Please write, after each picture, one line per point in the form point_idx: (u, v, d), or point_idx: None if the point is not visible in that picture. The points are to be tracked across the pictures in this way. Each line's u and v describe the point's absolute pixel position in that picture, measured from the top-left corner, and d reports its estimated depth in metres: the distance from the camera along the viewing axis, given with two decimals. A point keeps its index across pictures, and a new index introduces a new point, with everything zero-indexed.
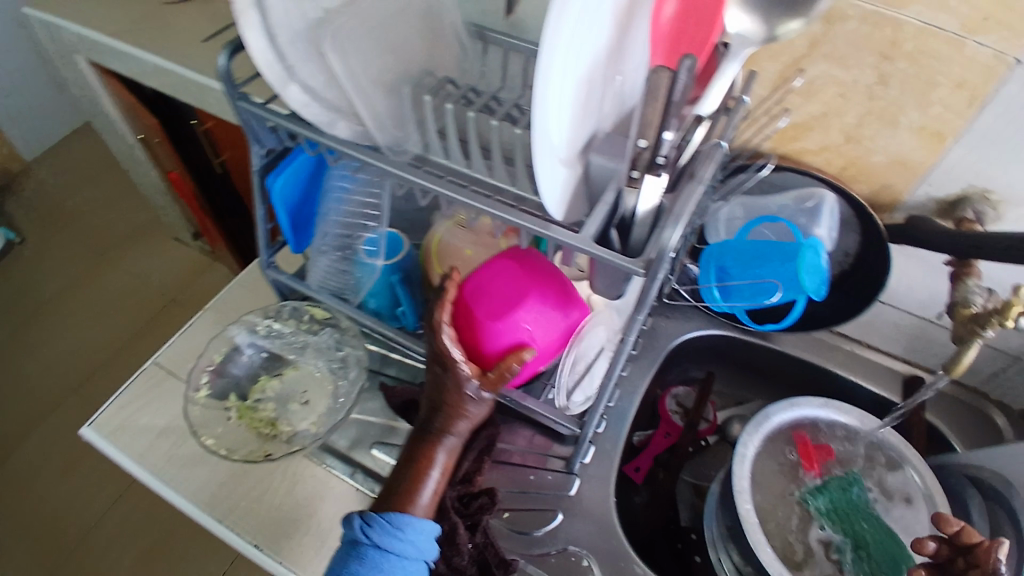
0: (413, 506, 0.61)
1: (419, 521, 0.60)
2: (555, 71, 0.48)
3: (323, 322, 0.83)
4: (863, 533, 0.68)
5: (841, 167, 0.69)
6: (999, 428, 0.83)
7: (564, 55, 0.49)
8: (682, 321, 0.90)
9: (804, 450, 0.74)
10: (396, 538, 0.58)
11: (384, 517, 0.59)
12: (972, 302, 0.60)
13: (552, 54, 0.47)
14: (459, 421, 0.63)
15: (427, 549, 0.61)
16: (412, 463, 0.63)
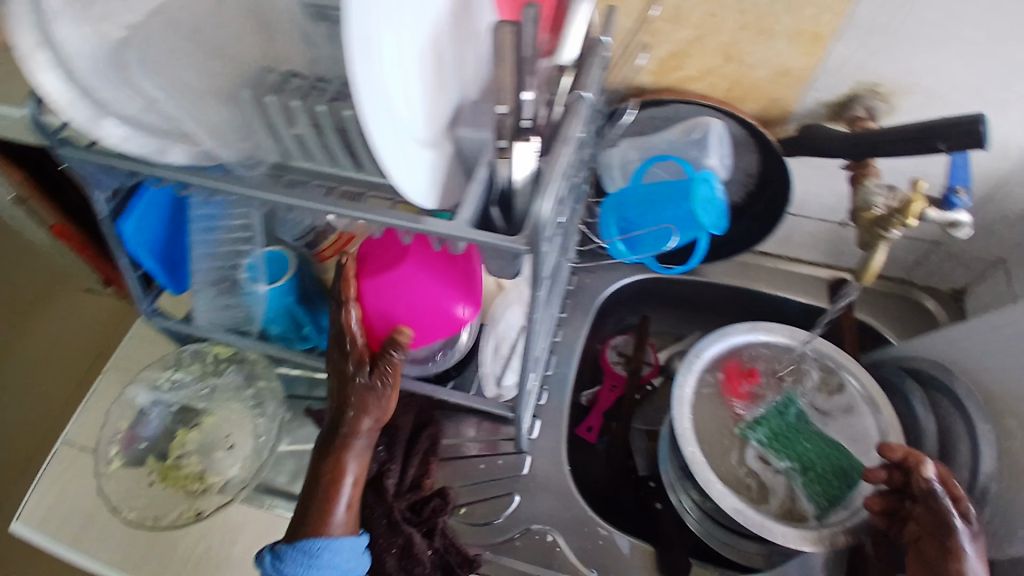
0: (329, 526, 0.59)
1: (334, 541, 0.58)
2: (380, 51, 0.44)
3: (229, 360, 0.81)
4: (808, 454, 0.70)
5: (727, 89, 0.66)
6: (931, 312, 0.86)
7: (388, 30, 0.44)
8: (606, 274, 0.88)
9: (729, 378, 0.75)
10: (311, 567, 0.56)
11: (295, 549, 0.56)
12: (873, 204, 0.57)
13: (373, 33, 0.43)
14: (366, 418, 0.60)
15: (351, 563, 0.59)
16: (322, 478, 0.60)
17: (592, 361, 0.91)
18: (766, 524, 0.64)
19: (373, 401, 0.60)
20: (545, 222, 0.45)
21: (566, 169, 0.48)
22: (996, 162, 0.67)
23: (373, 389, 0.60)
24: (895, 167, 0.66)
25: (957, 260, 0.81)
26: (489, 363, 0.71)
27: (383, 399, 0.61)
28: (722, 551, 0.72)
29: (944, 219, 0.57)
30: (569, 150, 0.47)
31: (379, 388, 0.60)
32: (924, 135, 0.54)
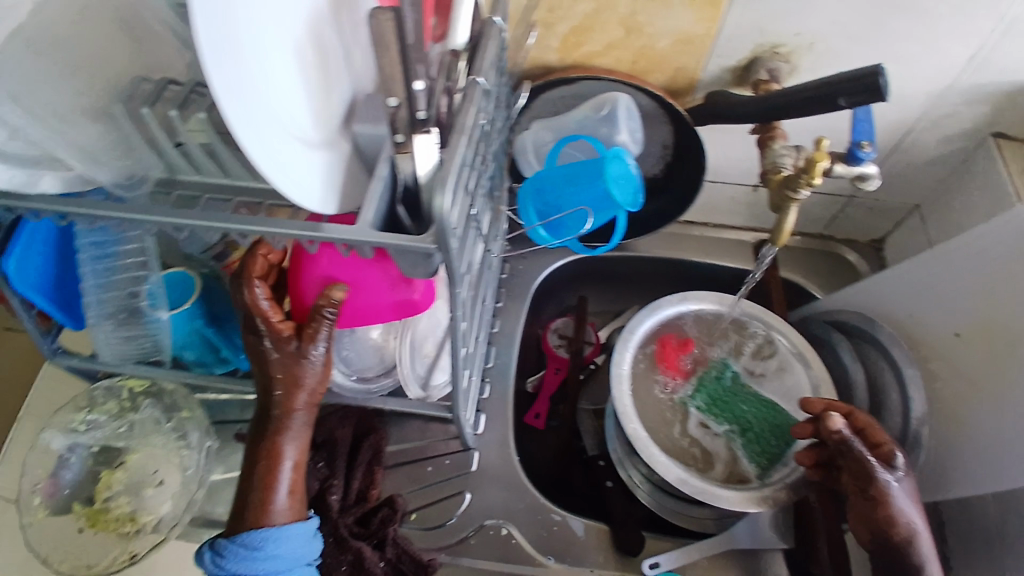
0: (271, 515, 0.55)
1: (278, 530, 0.54)
2: (243, 50, 0.41)
3: (145, 394, 0.75)
4: (746, 415, 0.71)
5: (632, 62, 0.65)
6: (852, 264, 0.88)
7: (248, 26, 0.41)
8: (539, 259, 0.87)
9: (663, 350, 0.75)
10: (255, 560, 0.53)
11: (238, 544, 0.53)
12: (781, 166, 0.58)
13: (230, 32, 0.40)
14: (299, 392, 0.56)
15: (304, 552, 0.55)
16: (259, 461, 0.57)
17: (534, 347, 0.90)
18: (707, 489, 0.65)
19: (310, 370, 0.55)
20: (445, 220, 0.42)
21: (465, 159, 0.45)
22: (896, 113, 0.69)
23: (310, 358, 0.55)
24: (802, 127, 0.67)
25: (870, 210, 0.84)
26: (407, 364, 0.63)
27: (316, 365, 0.55)
28: (677, 520, 0.74)
29: (851, 174, 0.58)
30: (463, 142, 0.43)
31: (320, 355, 0.55)
32: (826, 93, 0.54)
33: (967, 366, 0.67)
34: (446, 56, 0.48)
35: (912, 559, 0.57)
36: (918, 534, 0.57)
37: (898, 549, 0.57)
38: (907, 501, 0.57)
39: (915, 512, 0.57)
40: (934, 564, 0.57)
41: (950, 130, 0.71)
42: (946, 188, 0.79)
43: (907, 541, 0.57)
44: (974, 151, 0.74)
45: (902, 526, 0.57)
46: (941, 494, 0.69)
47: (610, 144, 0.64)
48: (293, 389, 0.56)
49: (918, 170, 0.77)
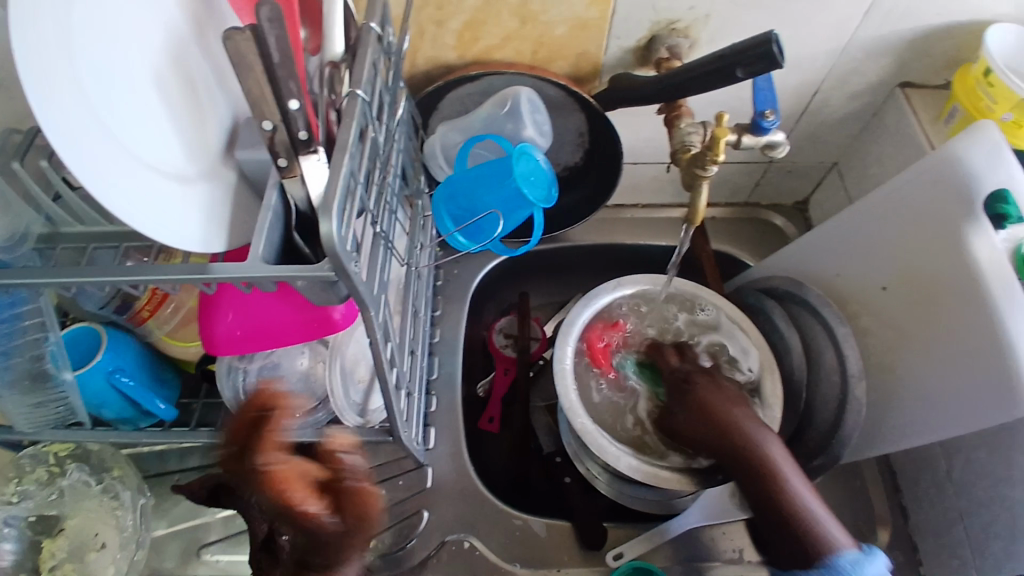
0: None
1: None
2: (89, 89, 0.38)
3: (71, 456, 0.69)
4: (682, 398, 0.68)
5: (533, 53, 0.63)
6: (780, 228, 0.90)
7: (91, 64, 0.38)
8: (472, 261, 0.85)
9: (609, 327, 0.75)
10: None
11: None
12: (690, 144, 0.58)
13: (71, 73, 0.37)
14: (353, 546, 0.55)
15: None
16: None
17: (480, 350, 0.89)
18: (658, 474, 0.65)
19: (348, 525, 0.55)
20: (340, 246, 0.39)
21: (353, 176, 0.42)
22: (800, 75, 0.70)
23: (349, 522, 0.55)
24: (707, 100, 0.66)
25: (790, 173, 0.85)
26: (341, 393, 0.60)
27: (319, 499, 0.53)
28: (637, 505, 0.73)
29: (759, 143, 0.58)
30: (348, 158, 0.40)
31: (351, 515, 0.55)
32: (722, 65, 0.53)
33: (891, 316, 0.69)
34: (324, 69, 0.45)
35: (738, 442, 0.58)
36: (768, 447, 0.57)
37: (752, 469, 0.57)
38: (739, 414, 0.59)
39: (752, 422, 0.59)
40: (796, 476, 0.56)
41: (855, 86, 0.72)
42: (858, 144, 0.80)
43: (764, 458, 0.57)
44: (882, 104, 0.75)
45: (751, 443, 0.58)
46: (883, 444, 0.71)
47: (518, 140, 0.63)
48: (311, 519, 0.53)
49: (829, 129, 0.79)
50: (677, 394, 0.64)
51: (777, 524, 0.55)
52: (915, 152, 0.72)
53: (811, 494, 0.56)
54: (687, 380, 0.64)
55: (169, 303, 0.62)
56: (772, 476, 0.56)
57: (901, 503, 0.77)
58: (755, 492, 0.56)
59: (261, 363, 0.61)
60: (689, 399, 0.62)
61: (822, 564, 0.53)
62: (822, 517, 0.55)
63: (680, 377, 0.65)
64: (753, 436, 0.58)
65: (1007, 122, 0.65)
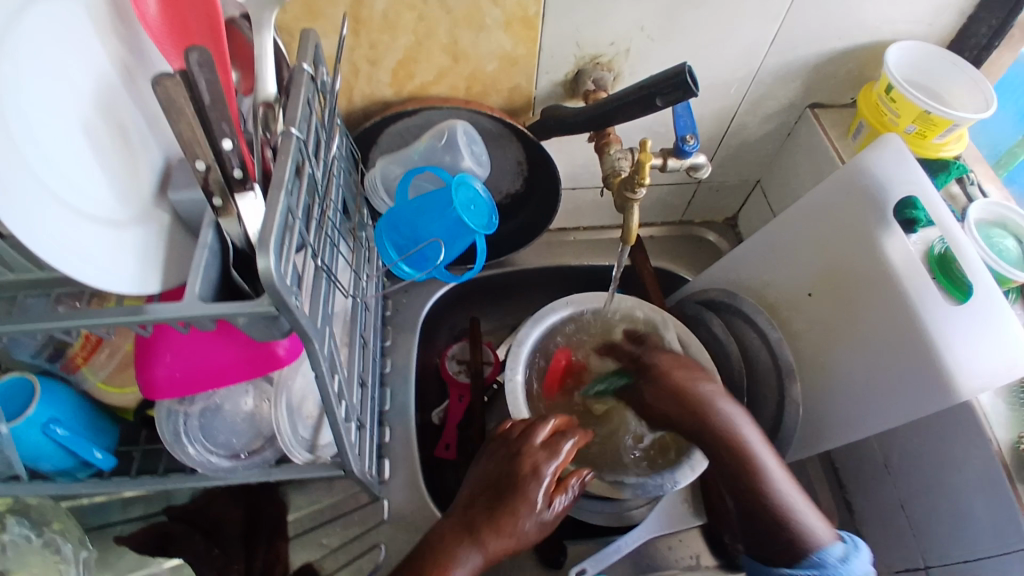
0: None
1: None
2: (16, 138, 0.38)
3: (9, 511, 0.65)
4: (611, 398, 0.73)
5: (467, 87, 0.65)
6: (714, 244, 0.95)
7: (17, 113, 0.38)
8: (420, 290, 0.85)
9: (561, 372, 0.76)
10: None
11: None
12: (620, 168, 0.61)
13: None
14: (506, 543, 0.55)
15: None
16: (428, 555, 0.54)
17: (433, 378, 0.89)
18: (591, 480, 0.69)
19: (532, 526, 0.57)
20: (279, 280, 0.39)
21: (289, 210, 0.42)
22: (719, 101, 0.75)
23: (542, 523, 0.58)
24: (633, 126, 0.70)
25: (718, 191, 0.90)
26: (287, 430, 0.59)
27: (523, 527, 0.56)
28: (600, 522, 0.73)
29: (684, 165, 0.62)
30: (283, 195, 0.40)
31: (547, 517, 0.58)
32: (644, 95, 0.56)
33: (821, 321, 0.73)
34: (258, 109, 0.46)
35: (722, 438, 0.60)
36: (748, 438, 0.60)
37: (736, 461, 0.59)
38: (718, 401, 0.61)
39: (735, 411, 0.61)
40: (771, 459, 0.60)
41: (769, 109, 0.78)
42: (777, 162, 0.86)
43: (742, 444, 0.59)
44: (796, 124, 0.81)
45: (733, 433, 0.60)
46: (825, 443, 0.74)
47: (456, 171, 0.65)
48: (459, 531, 0.56)
49: (750, 149, 0.84)
50: (648, 381, 0.64)
51: (755, 508, 0.59)
52: (829, 167, 0.77)
53: (784, 477, 0.59)
54: (658, 367, 0.64)
55: (104, 348, 0.61)
56: (751, 468, 0.59)
57: (846, 499, 0.81)
58: (737, 482, 0.59)
59: (202, 406, 0.59)
60: (659, 385, 0.63)
61: (802, 558, 0.57)
62: (799, 509, 0.58)
63: (649, 364, 0.65)
64: (734, 427, 0.60)
65: (911, 133, 0.72)
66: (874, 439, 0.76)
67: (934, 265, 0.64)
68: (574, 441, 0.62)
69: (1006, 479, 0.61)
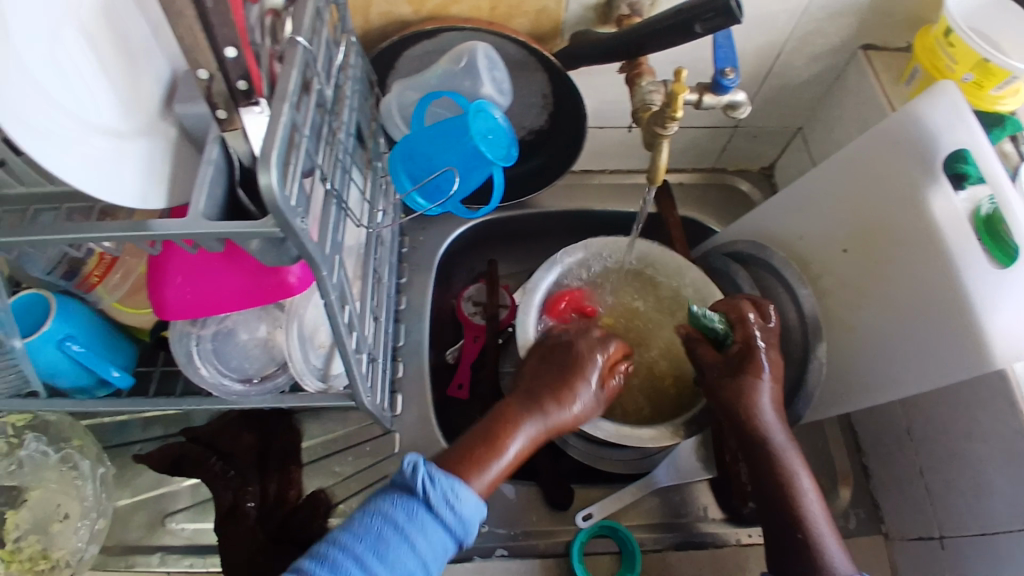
0: (479, 476, 0.52)
1: (469, 496, 0.50)
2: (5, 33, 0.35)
3: (28, 427, 0.68)
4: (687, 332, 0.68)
5: (491, 9, 0.61)
6: (745, 194, 0.91)
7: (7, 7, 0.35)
8: (437, 228, 0.84)
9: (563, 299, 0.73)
10: (446, 510, 0.48)
11: (404, 501, 0.48)
12: (650, 102, 0.57)
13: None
14: (563, 416, 0.57)
15: (468, 513, 0.49)
16: (495, 421, 0.56)
17: (449, 319, 0.88)
18: (623, 432, 0.65)
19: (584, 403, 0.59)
20: (283, 201, 0.38)
21: (295, 126, 0.40)
22: (763, 36, 0.69)
23: (590, 406, 0.59)
24: (665, 57, 0.65)
25: (755, 137, 0.85)
26: (298, 358, 0.59)
27: (566, 404, 0.57)
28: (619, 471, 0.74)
29: (721, 103, 0.58)
30: (287, 108, 0.38)
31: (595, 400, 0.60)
32: (680, 21, 0.52)
33: (852, 278, 0.70)
34: (266, 17, 0.44)
35: (766, 463, 0.61)
36: (792, 468, 0.60)
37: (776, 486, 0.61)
38: (775, 430, 0.61)
39: (785, 442, 0.61)
40: (812, 494, 0.60)
41: (818, 47, 0.72)
42: (822, 107, 0.80)
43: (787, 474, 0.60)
44: (846, 65, 0.75)
45: (778, 461, 0.61)
46: (847, 403, 0.72)
47: (475, 98, 0.62)
48: (527, 398, 0.58)
49: (792, 92, 0.78)
50: (734, 375, 0.62)
51: (786, 529, 0.60)
52: (878, 113, 0.72)
53: (816, 503, 0.60)
54: (745, 365, 0.62)
55: (118, 269, 0.62)
56: (788, 495, 0.60)
57: (863, 464, 0.79)
58: (773, 501, 0.61)
59: (214, 329, 0.59)
60: (740, 382, 0.61)
61: None
62: (826, 539, 0.59)
63: (745, 356, 0.62)
64: (781, 456, 0.61)
65: (967, 82, 0.66)
66: (898, 405, 0.73)
67: (980, 225, 0.60)
68: (615, 345, 0.63)
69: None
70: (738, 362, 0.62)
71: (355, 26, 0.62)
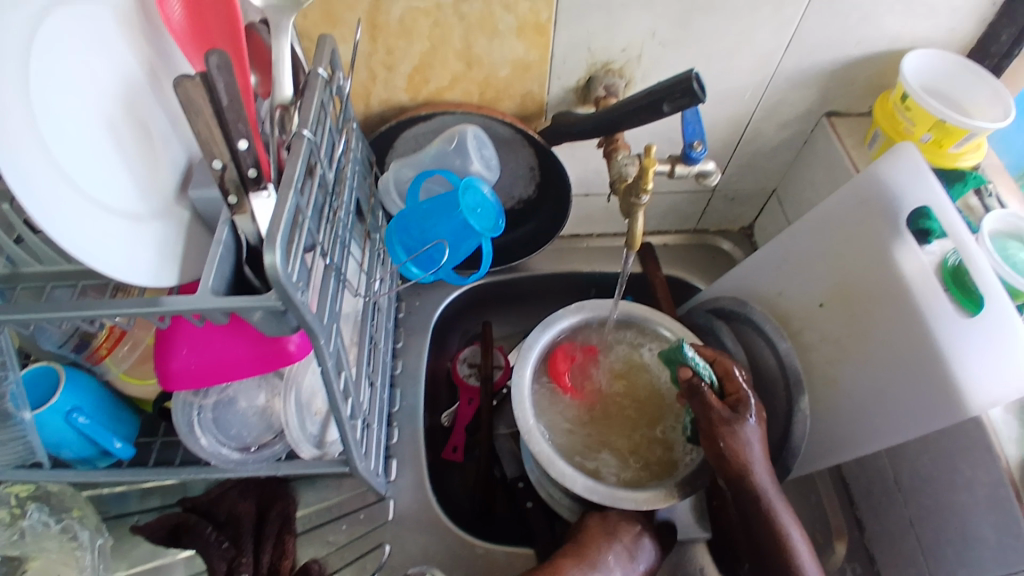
0: None
1: None
2: (39, 122, 0.40)
3: (31, 498, 0.68)
4: (671, 356, 0.68)
5: (480, 93, 0.67)
6: (727, 253, 0.95)
7: (47, 100, 0.41)
8: (433, 292, 0.87)
9: (556, 370, 0.75)
10: None
11: None
12: (626, 174, 0.62)
13: (21, 109, 0.38)
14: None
15: None
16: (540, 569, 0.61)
17: (444, 381, 0.90)
18: (618, 495, 0.66)
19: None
20: (286, 278, 0.41)
21: (298, 208, 0.44)
22: (731, 108, 0.75)
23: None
24: (642, 133, 0.71)
25: (732, 200, 0.90)
26: (296, 424, 0.61)
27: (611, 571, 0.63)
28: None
29: (692, 172, 0.62)
30: (292, 194, 0.42)
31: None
32: (651, 101, 0.57)
33: (830, 332, 0.72)
34: (274, 111, 0.49)
35: (765, 528, 0.62)
36: (789, 533, 0.62)
37: (770, 540, 0.62)
38: (766, 482, 0.63)
39: (775, 494, 0.63)
40: (811, 563, 0.62)
41: (784, 117, 0.78)
42: (793, 170, 0.85)
43: (786, 544, 0.62)
44: (811, 133, 0.81)
45: (774, 521, 0.62)
46: (831, 457, 0.73)
47: (466, 175, 0.66)
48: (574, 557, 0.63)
49: (764, 158, 0.84)
50: (738, 422, 0.63)
51: None
52: (843, 175, 0.77)
53: (808, 555, 0.62)
54: (739, 414, 0.63)
55: (126, 340, 0.64)
56: (782, 549, 0.62)
57: (856, 516, 0.78)
58: (772, 563, 0.62)
59: (216, 399, 0.61)
60: (738, 433, 0.62)
61: None
62: None
63: (739, 406, 0.64)
64: (773, 510, 0.63)
65: (927, 142, 0.71)
66: (884, 456, 0.74)
67: (947, 277, 0.62)
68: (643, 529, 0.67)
69: (1015, 498, 0.58)
70: (732, 412, 0.63)
71: (356, 111, 0.67)
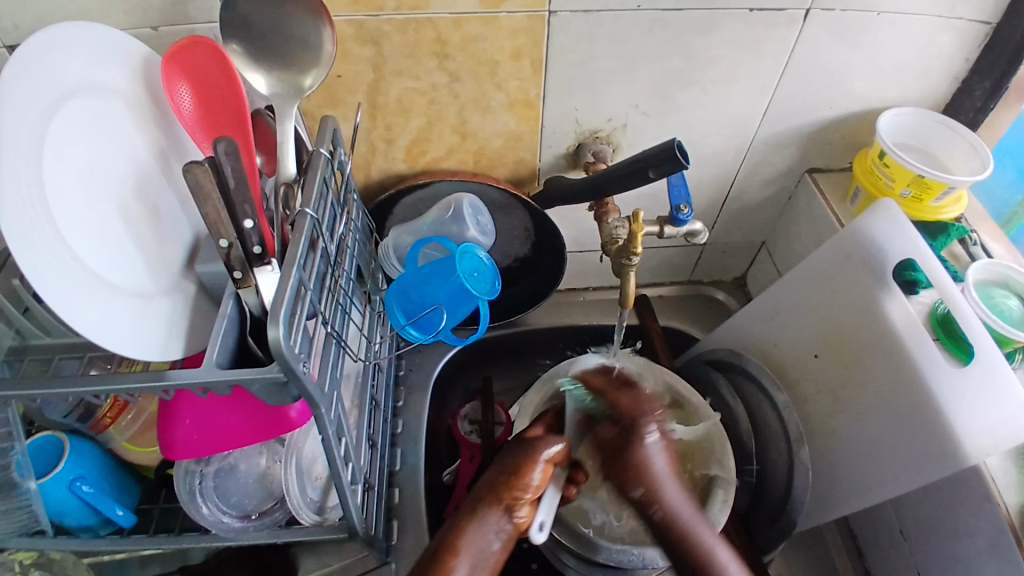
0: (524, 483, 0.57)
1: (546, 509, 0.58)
2: (54, 207, 0.42)
3: (33, 565, 0.65)
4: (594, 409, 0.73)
5: (475, 162, 0.70)
6: (722, 303, 0.96)
7: (64, 185, 0.43)
8: (432, 350, 0.88)
9: None
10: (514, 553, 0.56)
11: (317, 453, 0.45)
12: (617, 236, 0.64)
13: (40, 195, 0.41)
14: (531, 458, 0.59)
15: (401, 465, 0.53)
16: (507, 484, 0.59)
17: (445, 439, 0.90)
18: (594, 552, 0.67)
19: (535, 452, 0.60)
20: (287, 349, 0.42)
21: (302, 281, 0.46)
22: (716, 168, 0.78)
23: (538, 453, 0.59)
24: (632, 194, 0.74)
25: (723, 253, 0.92)
26: (296, 490, 0.61)
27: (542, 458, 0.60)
28: None
29: (680, 233, 0.65)
30: (296, 269, 0.44)
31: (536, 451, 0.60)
32: (637, 168, 0.60)
33: (826, 383, 0.73)
34: (279, 188, 0.52)
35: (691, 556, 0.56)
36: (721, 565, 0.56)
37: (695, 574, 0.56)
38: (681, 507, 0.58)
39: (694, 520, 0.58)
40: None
41: (767, 175, 0.81)
42: (780, 223, 0.88)
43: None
44: (796, 189, 0.83)
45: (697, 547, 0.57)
46: (835, 509, 0.72)
47: (462, 241, 0.68)
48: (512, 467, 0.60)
49: (751, 212, 0.86)
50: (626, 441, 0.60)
51: None
52: (829, 229, 0.79)
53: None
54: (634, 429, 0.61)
55: (130, 410, 0.66)
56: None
57: (865, 569, 0.77)
58: None
59: (217, 465, 0.62)
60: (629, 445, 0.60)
61: None
62: None
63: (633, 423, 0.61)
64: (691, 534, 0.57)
65: (907, 197, 0.73)
66: (888, 506, 0.73)
67: (937, 327, 0.64)
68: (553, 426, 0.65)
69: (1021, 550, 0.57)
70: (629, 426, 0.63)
71: (357, 181, 0.70)
